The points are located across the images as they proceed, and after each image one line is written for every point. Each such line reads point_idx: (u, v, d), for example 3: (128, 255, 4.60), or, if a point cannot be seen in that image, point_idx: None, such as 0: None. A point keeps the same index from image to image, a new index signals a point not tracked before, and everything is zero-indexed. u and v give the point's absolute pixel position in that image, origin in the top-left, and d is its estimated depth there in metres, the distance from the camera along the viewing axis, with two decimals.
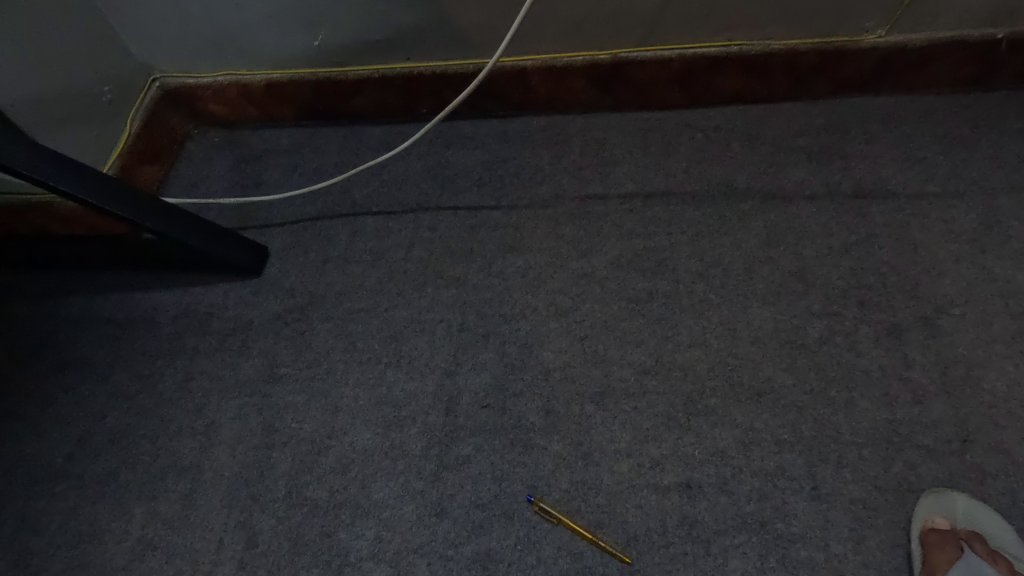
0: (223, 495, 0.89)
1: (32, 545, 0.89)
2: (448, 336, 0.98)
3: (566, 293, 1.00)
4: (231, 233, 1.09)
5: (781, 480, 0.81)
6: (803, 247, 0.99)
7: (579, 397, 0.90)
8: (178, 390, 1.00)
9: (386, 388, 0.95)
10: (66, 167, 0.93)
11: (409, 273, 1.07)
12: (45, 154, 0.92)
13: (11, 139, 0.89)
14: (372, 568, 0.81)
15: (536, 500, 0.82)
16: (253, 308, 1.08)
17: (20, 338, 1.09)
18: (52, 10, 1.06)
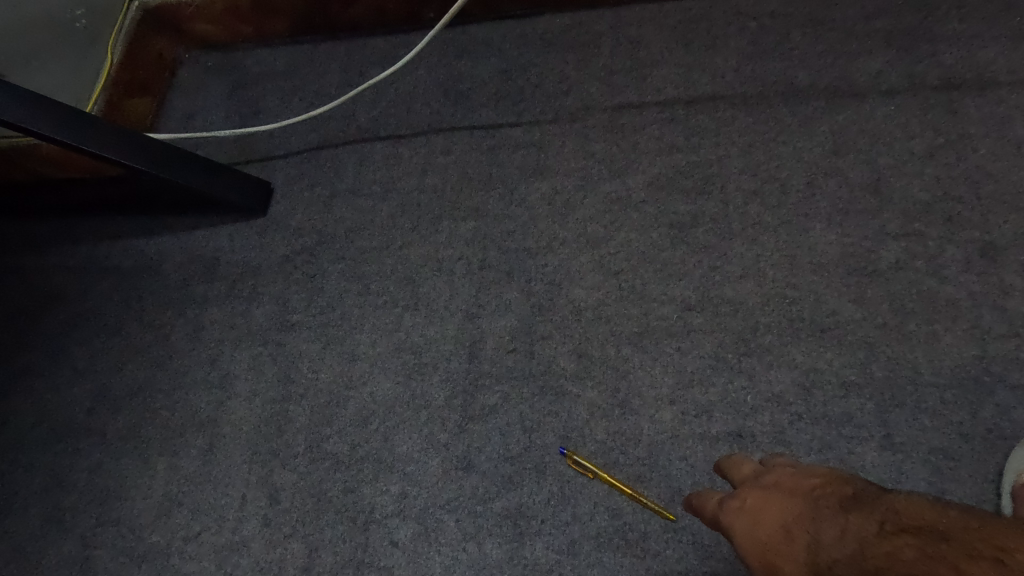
0: (243, 449, 0.86)
1: (63, 501, 0.88)
2: (468, 275, 0.89)
3: (598, 221, 0.89)
4: (228, 169, 1.00)
5: (846, 428, 0.71)
6: (877, 154, 0.84)
7: (615, 339, 0.81)
8: (191, 340, 0.96)
9: (404, 333, 0.88)
10: (36, 106, 0.84)
11: (424, 206, 0.96)
12: (17, 95, 0.83)
13: None
14: (399, 525, 0.77)
15: (569, 452, 0.75)
16: (261, 251, 1.00)
17: (31, 291, 1.05)
18: None
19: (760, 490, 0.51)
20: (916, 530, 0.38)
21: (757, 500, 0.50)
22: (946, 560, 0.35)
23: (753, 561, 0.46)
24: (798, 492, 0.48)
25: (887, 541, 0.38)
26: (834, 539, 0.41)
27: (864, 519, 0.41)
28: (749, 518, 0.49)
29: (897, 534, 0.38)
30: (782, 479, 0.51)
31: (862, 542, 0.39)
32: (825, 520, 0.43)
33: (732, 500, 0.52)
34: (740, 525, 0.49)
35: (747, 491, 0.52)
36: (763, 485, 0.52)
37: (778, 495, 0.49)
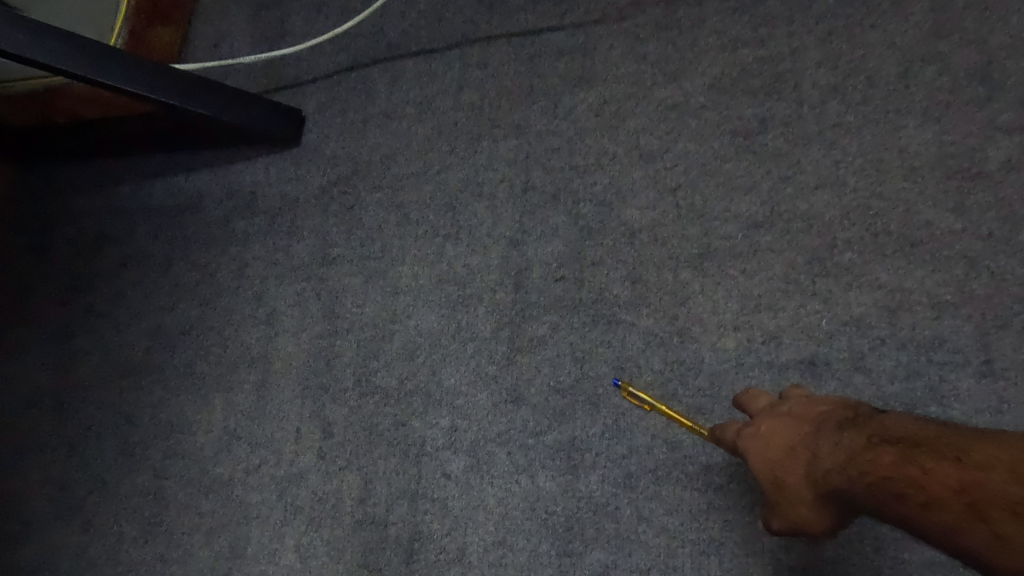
0: (294, 385, 0.86)
1: (132, 435, 0.91)
2: (511, 199, 0.83)
3: (652, 132, 0.80)
4: (260, 98, 0.96)
5: (938, 353, 0.64)
6: (989, 34, 0.71)
7: (673, 262, 0.74)
8: (236, 277, 0.95)
9: (447, 264, 0.84)
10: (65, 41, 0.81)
11: (461, 126, 0.90)
12: (45, 31, 0.79)
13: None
14: (450, 459, 0.75)
15: (624, 384, 0.71)
16: (298, 183, 0.97)
17: (83, 234, 1.06)
18: None
19: (769, 415, 0.58)
20: (897, 439, 0.46)
21: (768, 425, 0.57)
22: (918, 463, 0.43)
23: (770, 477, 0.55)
24: (808, 417, 0.55)
25: (873, 451, 0.47)
26: (832, 453, 0.50)
27: (858, 435, 0.49)
28: (763, 442, 0.56)
29: (881, 445, 0.46)
30: (791, 406, 0.57)
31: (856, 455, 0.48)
32: (825, 438, 0.51)
33: (747, 429, 0.58)
34: (755, 448, 0.56)
35: (758, 415, 0.59)
36: (775, 410, 0.58)
37: (786, 420, 0.56)
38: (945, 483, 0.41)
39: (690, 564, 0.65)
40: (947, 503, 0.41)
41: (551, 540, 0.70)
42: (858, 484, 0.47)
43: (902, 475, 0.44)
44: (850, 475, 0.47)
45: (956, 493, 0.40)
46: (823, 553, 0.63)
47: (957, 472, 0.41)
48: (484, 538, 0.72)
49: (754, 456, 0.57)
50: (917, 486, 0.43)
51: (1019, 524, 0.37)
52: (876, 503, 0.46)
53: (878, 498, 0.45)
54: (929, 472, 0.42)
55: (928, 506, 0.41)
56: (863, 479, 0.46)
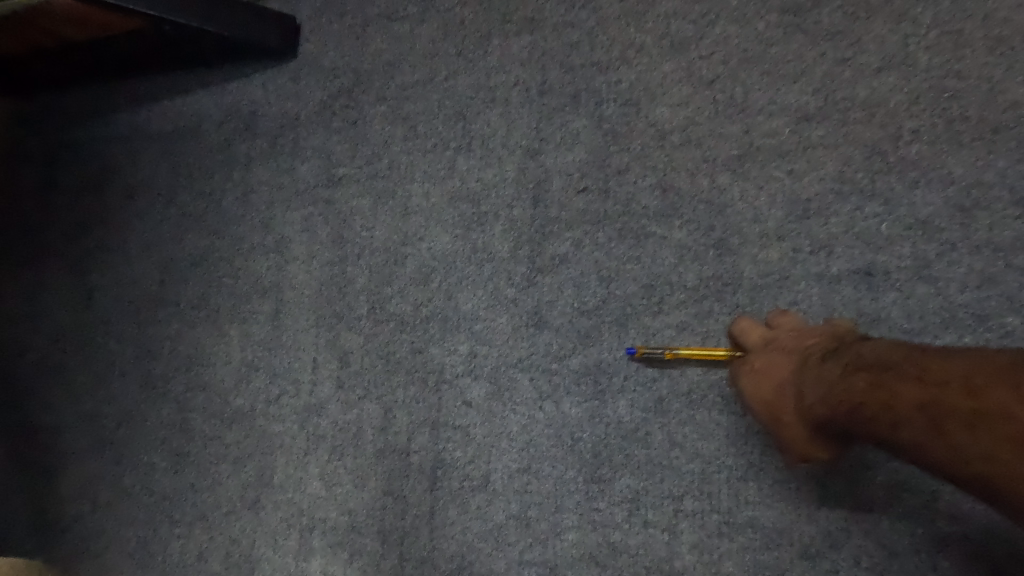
0: (308, 314, 0.82)
1: (154, 369, 0.91)
2: (527, 103, 0.75)
3: (686, 15, 0.70)
4: (248, 6, 0.88)
5: (1019, 257, 0.56)
6: None
7: (709, 166, 0.66)
8: (242, 204, 0.90)
9: (459, 179, 0.77)
10: None
11: (469, 23, 0.80)
12: None
13: None
14: (471, 386, 0.72)
15: (638, 349, 0.65)
16: (298, 99, 0.90)
17: (88, 166, 1.03)
18: None
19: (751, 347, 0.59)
20: (869, 365, 0.48)
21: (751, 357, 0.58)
22: (885, 387, 0.46)
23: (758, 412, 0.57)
24: (791, 347, 0.56)
25: (849, 379, 0.49)
26: (813, 385, 0.52)
27: (835, 363, 0.51)
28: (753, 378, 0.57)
29: (856, 372, 0.49)
30: (778, 335, 0.58)
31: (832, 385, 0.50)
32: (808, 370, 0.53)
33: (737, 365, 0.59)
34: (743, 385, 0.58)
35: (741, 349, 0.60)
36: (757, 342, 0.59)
37: (772, 353, 0.57)
38: (911, 403, 0.44)
39: (727, 490, 0.61)
40: (912, 420, 0.44)
41: (578, 468, 0.66)
42: (837, 413, 0.49)
43: (875, 399, 0.46)
44: (827, 405, 0.50)
45: (919, 410, 0.44)
46: (875, 479, 0.57)
47: (919, 391, 0.44)
48: (508, 466, 0.69)
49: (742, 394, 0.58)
50: (886, 409, 0.45)
51: (973, 435, 0.41)
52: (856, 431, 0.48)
53: (855, 423, 0.48)
54: (895, 394, 0.45)
55: (897, 426, 0.45)
56: (843, 408, 0.49)
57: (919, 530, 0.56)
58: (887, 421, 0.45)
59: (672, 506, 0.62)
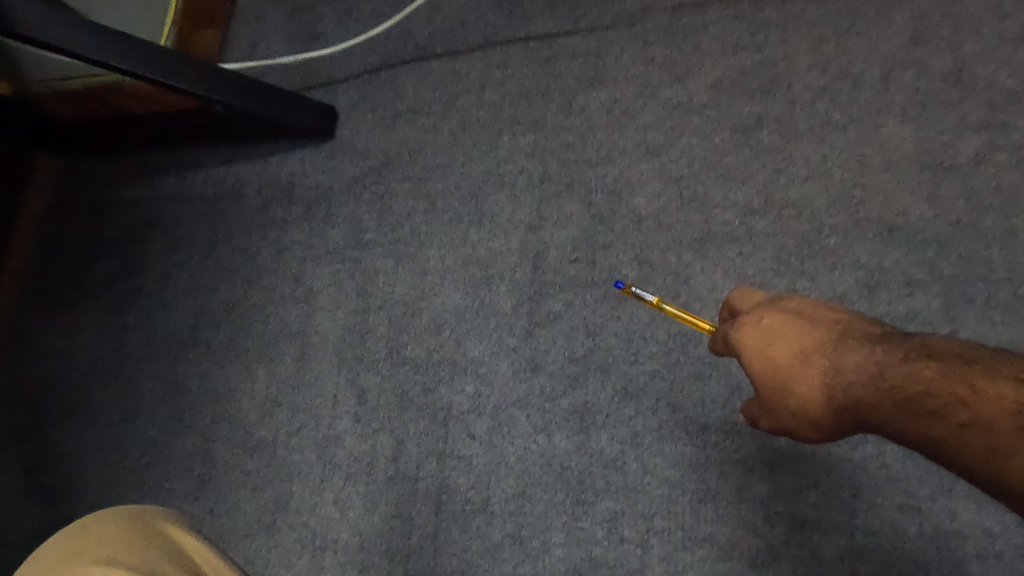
0: (332, 357, 0.94)
1: (182, 403, 1.01)
2: (530, 188, 0.92)
3: (659, 128, 0.88)
4: (298, 96, 1.04)
5: (912, 325, 0.72)
6: (962, 41, 0.80)
7: (676, 245, 0.82)
8: (276, 260, 1.04)
9: (470, 247, 0.92)
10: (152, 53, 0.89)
11: (483, 122, 0.98)
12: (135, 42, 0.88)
13: (97, 30, 0.84)
14: (475, 421, 0.84)
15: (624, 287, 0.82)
16: (332, 174, 1.05)
17: (133, 221, 1.16)
18: None
19: (770, 310, 0.63)
20: (933, 357, 0.51)
21: (775, 320, 0.61)
22: (960, 381, 0.48)
23: (774, 378, 0.60)
24: (822, 325, 0.59)
25: (906, 365, 0.51)
26: (859, 365, 0.54)
27: (886, 350, 0.54)
28: (773, 341, 0.60)
29: (917, 360, 0.51)
30: (802, 308, 0.61)
31: (884, 368, 0.53)
32: (848, 349, 0.56)
33: (751, 323, 0.62)
34: (756, 343, 0.61)
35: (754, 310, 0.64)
36: (777, 306, 0.63)
37: (799, 325, 0.60)
38: (997, 405, 0.46)
39: (689, 510, 0.73)
40: (994, 421, 0.45)
41: (566, 492, 0.78)
42: (883, 398, 0.52)
43: (942, 392, 0.48)
44: (881, 389, 0.52)
45: (1007, 414, 0.45)
46: (806, 500, 0.71)
47: (1006, 394, 0.46)
48: (505, 491, 0.80)
49: (749, 350, 0.61)
50: (962, 405, 0.47)
51: None
52: (902, 417, 0.51)
53: (907, 411, 0.50)
54: (977, 392, 0.47)
55: (974, 424, 0.46)
56: (891, 392, 0.51)
57: (842, 542, 0.69)
58: (958, 416, 0.47)
59: (644, 524, 0.74)
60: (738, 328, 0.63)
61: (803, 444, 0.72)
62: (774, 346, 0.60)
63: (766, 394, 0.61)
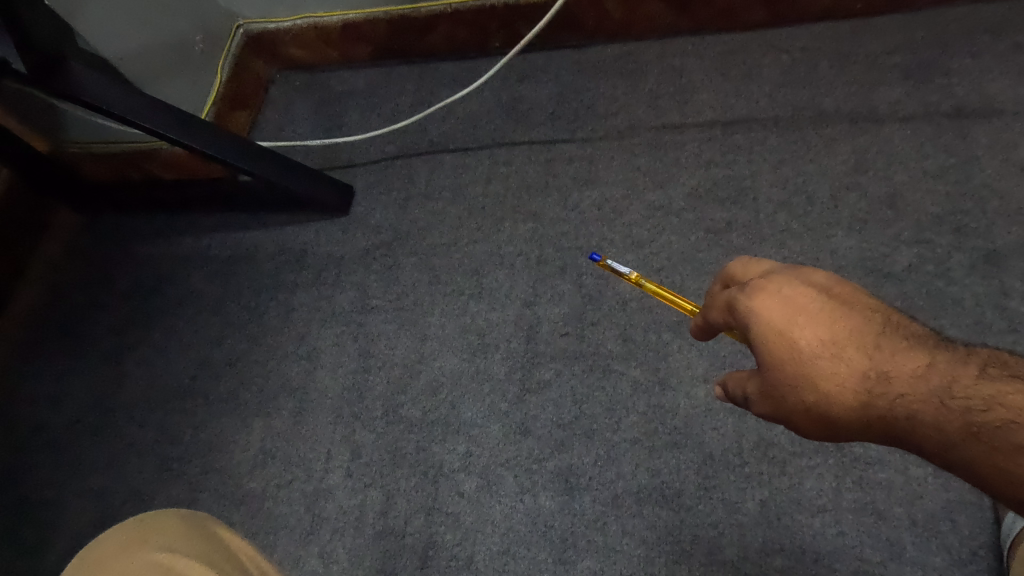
0: (329, 413, 0.99)
1: (172, 452, 1.02)
2: (527, 269, 1.02)
3: (643, 225, 1.01)
4: (321, 174, 1.16)
5: None
6: (894, 172, 0.97)
7: (657, 326, 0.93)
8: (282, 319, 1.10)
9: (470, 317, 1.01)
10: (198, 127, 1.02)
11: (488, 209, 1.10)
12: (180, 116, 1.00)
13: (154, 105, 0.98)
14: (464, 479, 0.89)
15: (600, 260, 0.86)
16: (344, 245, 1.14)
17: (144, 275, 1.22)
18: None
19: (790, 278, 0.54)
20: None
21: (800, 294, 0.53)
22: None
23: (787, 362, 0.52)
24: (858, 313, 0.52)
25: (981, 385, 0.47)
26: (924, 376, 0.48)
27: (955, 364, 0.48)
28: (797, 321, 0.52)
29: (998, 382, 0.47)
30: (830, 288, 0.54)
31: (954, 383, 0.47)
32: (903, 352, 0.50)
33: (768, 292, 0.54)
34: (775, 315, 0.53)
35: (768, 277, 0.56)
36: (794, 277, 0.55)
37: (829, 309, 0.52)
38: None
39: (664, 571, 0.78)
40: None
41: (549, 550, 0.82)
42: (946, 419, 0.47)
43: None
44: (954, 407, 0.47)
45: None
46: (771, 563, 0.77)
47: None
48: (490, 548, 0.84)
49: (763, 323, 0.53)
50: None
51: None
52: (966, 447, 0.46)
53: (989, 439, 0.45)
54: None
55: None
56: (965, 413, 0.46)
57: None
58: None
59: None
60: (752, 294, 0.55)
61: (768, 511, 0.79)
62: (796, 325, 0.52)
63: (774, 381, 0.53)
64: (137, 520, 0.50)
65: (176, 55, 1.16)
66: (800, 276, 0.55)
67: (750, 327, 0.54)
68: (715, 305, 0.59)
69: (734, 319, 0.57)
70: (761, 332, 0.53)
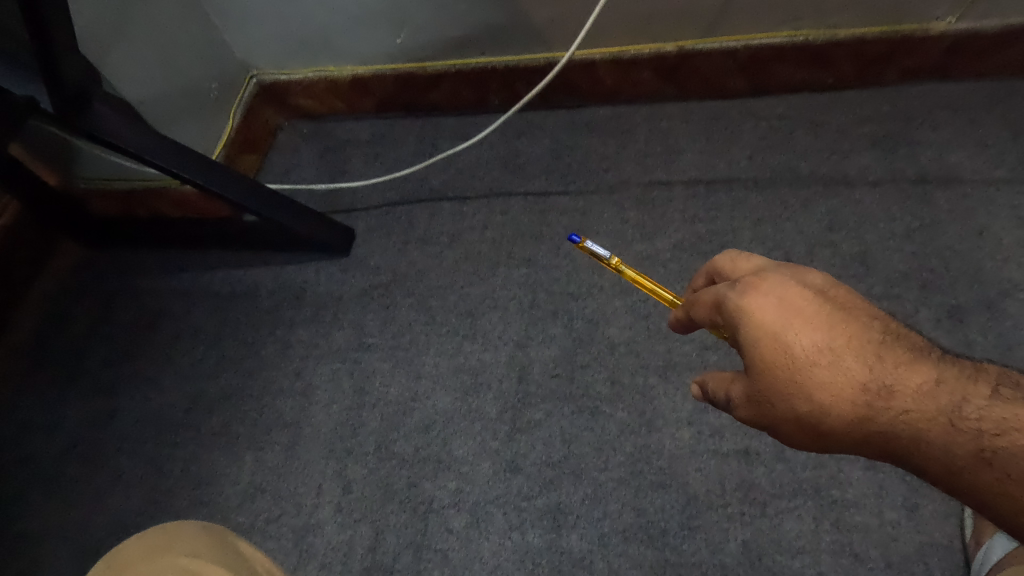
0: (321, 448, 1.01)
1: (161, 485, 1.03)
2: (520, 312, 1.07)
3: (631, 273, 1.07)
4: (326, 218, 1.20)
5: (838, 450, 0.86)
6: (865, 232, 1.04)
7: (643, 369, 0.97)
8: (279, 355, 1.12)
9: (463, 357, 1.04)
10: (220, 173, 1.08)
11: (484, 254, 1.15)
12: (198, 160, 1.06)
13: (179, 150, 1.04)
14: (454, 515, 0.90)
15: (581, 242, 0.79)
16: (343, 284, 1.18)
17: (143, 309, 1.24)
18: (183, 24, 1.18)
19: (782, 279, 0.59)
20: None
21: (793, 296, 0.58)
22: None
23: (784, 365, 0.56)
24: (856, 323, 0.57)
25: (988, 408, 0.51)
26: (930, 397, 0.53)
27: (961, 387, 0.53)
28: (796, 325, 0.56)
29: (1004, 405, 0.51)
30: (827, 296, 0.58)
31: (961, 405, 0.52)
32: (907, 370, 0.54)
33: (765, 293, 0.58)
34: (773, 317, 0.57)
35: (759, 276, 0.60)
36: (790, 280, 0.59)
37: (828, 316, 0.57)
38: None
39: None
40: None
41: None
42: (955, 439, 0.51)
43: None
44: (962, 429, 0.51)
45: None
46: None
47: None
48: None
49: (759, 324, 0.57)
50: None
51: None
52: (977, 470, 0.50)
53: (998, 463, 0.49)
54: None
55: None
56: (973, 434, 0.50)
57: None
58: None
59: None
60: (745, 293, 0.59)
61: (749, 551, 0.82)
62: (794, 328, 0.56)
63: (765, 385, 0.57)
64: (158, 530, 0.53)
65: (190, 101, 1.22)
66: (797, 280, 0.59)
67: (742, 327, 0.58)
68: (699, 301, 0.63)
69: (723, 317, 0.60)
70: (754, 333, 0.57)
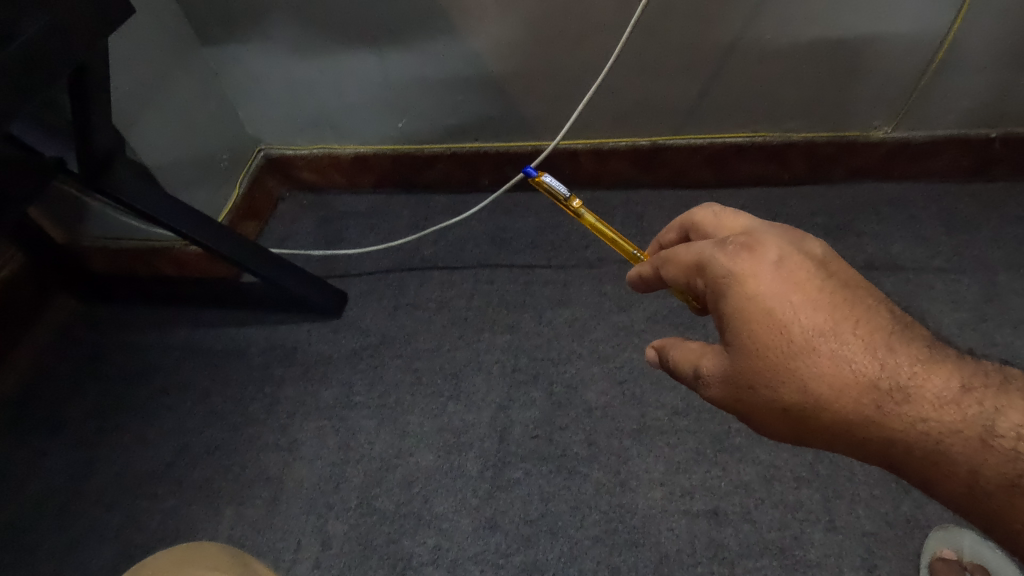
0: (304, 503, 1.02)
1: (136, 538, 1.02)
2: (502, 375, 1.12)
3: (607, 342, 1.14)
4: (323, 281, 1.27)
5: (799, 513, 0.91)
6: None
7: (618, 432, 1.02)
8: (266, 411, 1.15)
9: (447, 417, 1.08)
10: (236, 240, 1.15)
11: (470, 320, 1.22)
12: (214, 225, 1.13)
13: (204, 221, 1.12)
14: (431, 572, 0.93)
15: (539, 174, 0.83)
16: (334, 345, 1.23)
17: (133, 362, 1.27)
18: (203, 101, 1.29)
19: (784, 250, 0.60)
20: None
21: (795, 269, 0.59)
22: None
23: (778, 346, 0.57)
24: (861, 308, 0.57)
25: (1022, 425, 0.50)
26: (951, 407, 0.53)
27: (991, 398, 0.52)
28: (796, 303, 0.57)
29: None
30: (828, 272, 0.59)
31: (991, 421, 0.51)
32: (925, 373, 0.54)
33: (764, 262, 0.59)
34: (770, 290, 0.58)
35: (756, 241, 0.61)
36: (790, 250, 0.60)
37: (829, 296, 0.58)
38: None
39: None
40: None
41: None
42: (982, 455, 0.51)
43: None
44: (987, 446, 0.51)
45: None
46: None
47: None
48: None
49: (754, 295, 0.58)
50: None
51: None
52: (1000, 492, 0.50)
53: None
54: None
55: None
56: (1000, 453, 0.50)
57: None
58: None
59: None
60: (739, 258, 0.60)
61: None
62: (791, 304, 0.57)
63: (754, 366, 0.59)
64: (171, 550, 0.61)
65: (201, 170, 1.31)
66: (798, 253, 0.60)
67: (731, 297, 0.60)
68: (681, 262, 0.65)
69: (710, 282, 0.62)
70: (747, 306, 0.59)
